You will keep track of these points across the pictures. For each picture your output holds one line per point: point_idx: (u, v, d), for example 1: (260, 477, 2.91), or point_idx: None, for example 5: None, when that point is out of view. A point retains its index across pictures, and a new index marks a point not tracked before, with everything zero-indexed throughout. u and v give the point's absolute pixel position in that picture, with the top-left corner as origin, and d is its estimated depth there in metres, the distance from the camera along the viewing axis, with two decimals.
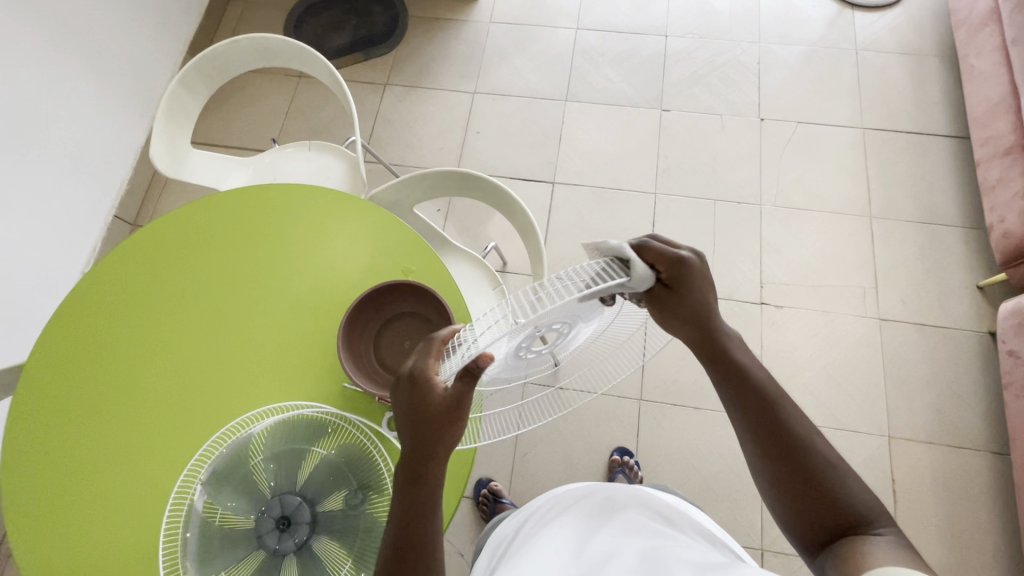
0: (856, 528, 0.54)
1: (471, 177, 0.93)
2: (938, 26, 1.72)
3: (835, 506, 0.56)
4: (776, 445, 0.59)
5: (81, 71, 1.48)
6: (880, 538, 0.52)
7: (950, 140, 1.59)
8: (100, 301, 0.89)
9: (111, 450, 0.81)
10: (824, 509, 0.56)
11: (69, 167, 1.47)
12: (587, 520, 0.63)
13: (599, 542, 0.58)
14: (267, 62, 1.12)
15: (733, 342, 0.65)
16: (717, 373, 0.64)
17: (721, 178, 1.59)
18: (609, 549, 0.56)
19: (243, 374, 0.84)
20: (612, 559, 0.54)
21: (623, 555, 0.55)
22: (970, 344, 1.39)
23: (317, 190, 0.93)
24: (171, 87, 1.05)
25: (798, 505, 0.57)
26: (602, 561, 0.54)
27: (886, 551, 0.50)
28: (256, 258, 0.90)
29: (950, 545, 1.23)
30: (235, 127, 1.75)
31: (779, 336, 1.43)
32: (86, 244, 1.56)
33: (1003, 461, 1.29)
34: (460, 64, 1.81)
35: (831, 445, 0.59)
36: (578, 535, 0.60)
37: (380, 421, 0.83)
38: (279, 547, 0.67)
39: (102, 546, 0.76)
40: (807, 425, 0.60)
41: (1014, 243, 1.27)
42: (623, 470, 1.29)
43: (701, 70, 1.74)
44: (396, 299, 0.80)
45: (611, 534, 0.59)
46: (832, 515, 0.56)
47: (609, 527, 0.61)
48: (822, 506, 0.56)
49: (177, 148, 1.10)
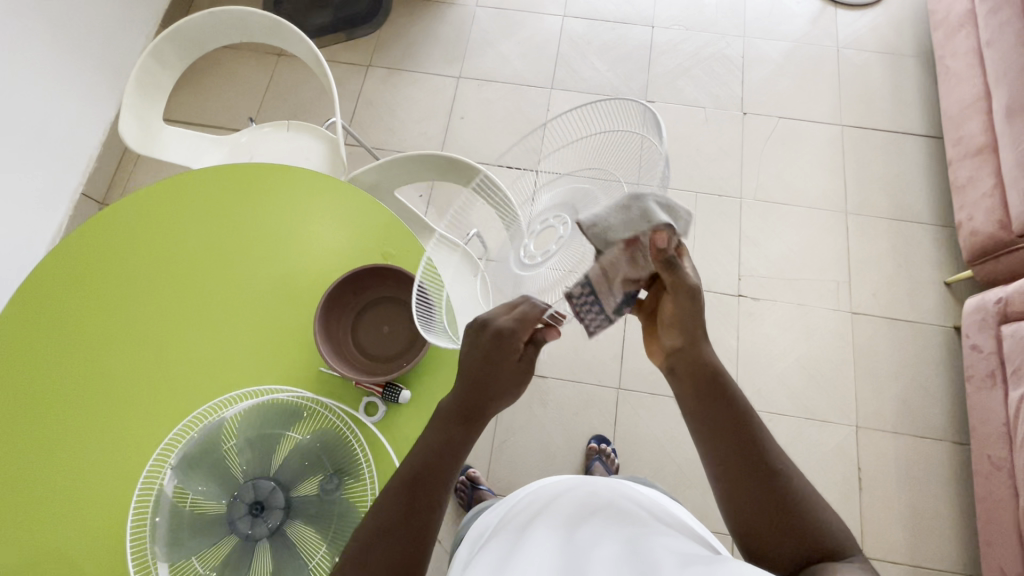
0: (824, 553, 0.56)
1: (455, 163, 0.96)
2: (917, 25, 1.75)
3: (808, 533, 0.58)
4: (749, 470, 0.61)
5: (48, 40, 1.41)
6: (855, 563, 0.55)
7: (924, 139, 1.63)
8: (65, 277, 0.86)
9: (73, 436, 0.78)
10: (801, 537, 0.58)
11: (35, 139, 1.41)
12: (574, 514, 0.63)
13: (588, 535, 0.58)
14: (245, 37, 1.08)
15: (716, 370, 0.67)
16: (696, 396, 0.67)
17: (702, 171, 1.61)
18: (597, 540, 0.57)
19: (215, 361, 0.82)
20: (599, 551, 0.54)
21: (609, 549, 0.54)
22: (936, 337, 1.43)
23: (294, 171, 0.91)
24: (142, 59, 1.01)
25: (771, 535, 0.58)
26: (590, 555, 0.54)
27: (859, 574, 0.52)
28: (229, 242, 0.87)
29: (910, 530, 1.28)
30: (211, 105, 1.69)
31: (755, 327, 1.45)
32: (52, 222, 1.51)
33: (963, 449, 1.34)
34: (445, 47, 1.78)
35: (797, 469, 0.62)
36: (563, 531, 0.60)
37: (357, 406, 0.80)
38: (252, 532, 0.66)
39: (65, 533, 0.74)
40: (774, 449, 0.63)
41: (980, 241, 1.31)
42: (600, 458, 1.31)
43: (686, 62, 1.74)
44: (376, 283, 0.80)
45: (599, 526, 0.60)
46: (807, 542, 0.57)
47: (595, 522, 0.61)
48: (797, 535, 0.58)
49: (149, 123, 1.06)
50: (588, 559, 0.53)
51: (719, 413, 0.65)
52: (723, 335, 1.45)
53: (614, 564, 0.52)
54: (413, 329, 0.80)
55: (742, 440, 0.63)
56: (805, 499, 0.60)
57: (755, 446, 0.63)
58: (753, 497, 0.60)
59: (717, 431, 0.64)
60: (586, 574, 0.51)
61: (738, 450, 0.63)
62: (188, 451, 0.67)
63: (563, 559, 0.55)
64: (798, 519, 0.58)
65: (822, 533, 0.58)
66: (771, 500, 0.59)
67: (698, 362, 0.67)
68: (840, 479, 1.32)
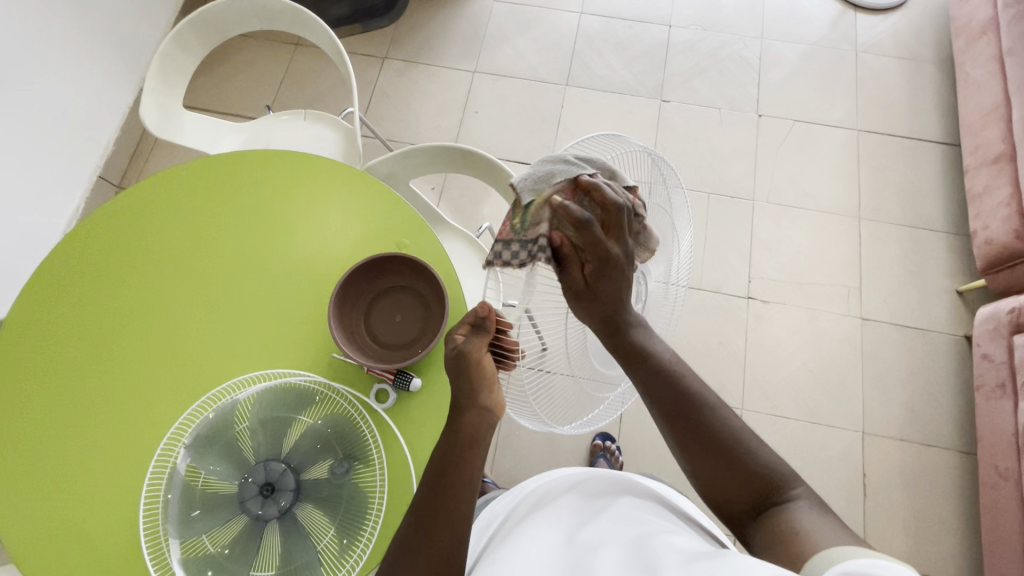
0: (774, 496, 0.61)
1: (470, 154, 0.96)
2: (938, 31, 1.74)
3: (756, 479, 0.62)
4: (693, 430, 0.66)
5: (69, 23, 1.43)
6: (802, 503, 0.59)
7: (941, 146, 1.62)
8: (82, 257, 0.87)
9: (91, 413, 0.80)
10: (752, 485, 0.62)
11: (54, 122, 1.42)
12: (578, 511, 0.64)
13: (588, 533, 0.58)
14: (266, 24, 1.09)
15: (636, 325, 0.70)
16: (624, 357, 0.69)
17: (716, 171, 1.61)
18: (599, 537, 0.57)
19: (230, 343, 0.83)
20: (601, 546, 0.54)
21: (612, 544, 0.55)
22: (947, 346, 1.43)
23: (311, 157, 0.91)
24: (164, 44, 1.02)
25: (725, 485, 0.63)
26: (591, 550, 0.54)
27: (811, 516, 0.56)
28: (245, 225, 0.88)
29: (914, 537, 1.28)
30: (228, 93, 1.71)
31: (764, 330, 1.45)
32: (70, 204, 1.52)
33: (970, 458, 1.33)
34: (461, 41, 1.78)
35: (738, 418, 0.67)
36: (565, 526, 0.61)
37: (368, 392, 0.82)
38: (262, 512, 0.67)
39: (79, 507, 0.75)
40: (718, 406, 0.67)
41: (995, 249, 1.30)
42: (605, 455, 1.32)
43: (703, 62, 1.73)
44: (391, 272, 0.81)
45: (600, 523, 0.60)
46: (756, 489, 0.62)
47: (596, 518, 0.61)
48: (749, 483, 0.63)
49: (170, 108, 1.07)
50: (590, 553, 0.53)
51: (663, 379, 0.68)
52: (731, 337, 1.45)
53: (615, 560, 0.51)
54: (425, 318, 0.80)
55: (672, 399, 0.67)
56: (743, 444, 0.64)
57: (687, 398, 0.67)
58: (700, 449, 0.65)
59: (659, 394, 0.68)
60: (589, 568, 0.51)
61: (669, 405, 0.67)
62: (200, 431, 0.68)
63: (565, 554, 0.55)
64: (747, 468, 0.63)
65: (769, 477, 0.62)
66: (722, 458, 0.64)
67: (604, 318, 0.67)
68: (845, 485, 1.31)
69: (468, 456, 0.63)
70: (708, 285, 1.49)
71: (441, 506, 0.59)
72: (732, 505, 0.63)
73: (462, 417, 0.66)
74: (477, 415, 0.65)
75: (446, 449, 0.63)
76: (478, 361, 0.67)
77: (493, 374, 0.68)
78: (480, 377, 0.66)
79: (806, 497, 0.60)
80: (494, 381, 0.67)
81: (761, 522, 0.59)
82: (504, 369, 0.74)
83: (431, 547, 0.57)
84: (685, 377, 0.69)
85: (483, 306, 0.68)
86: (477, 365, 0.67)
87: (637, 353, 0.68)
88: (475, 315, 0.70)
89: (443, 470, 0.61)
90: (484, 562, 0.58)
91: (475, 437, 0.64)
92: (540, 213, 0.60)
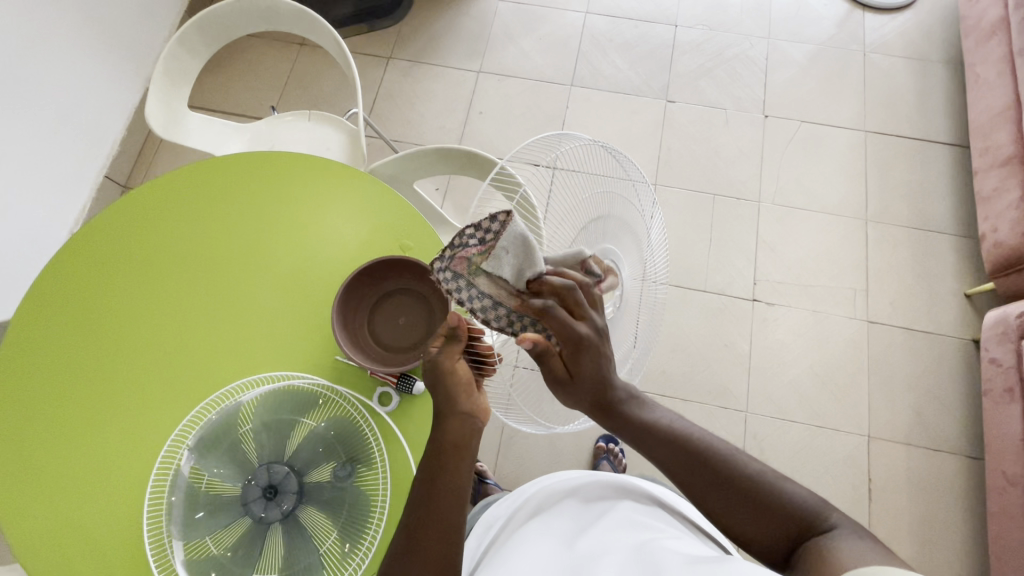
0: (812, 531, 0.58)
1: (474, 156, 0.96)
2: (947, 31, 1.72)
3: (789, 517, 0.60)
4: (713, 482, 0.62)
5: (75, 24, 1.44)
6: (844, 534, 0.56)
7: (949, 147, 1.60)
8: (87, 257, 0.87)
9: (96, 412, 0.80)
10: (786, 525, 0.59)
11: (61, 122, 1.43)
12: (581, 517, 0.63)
13: (591, 538, 0.58)
14: (271, 25, 1.09)
15: (630, 399, 0.66)
16: (621, 431, 0.66)
17: (722, 173, 1.60)
18: (602, 543, 0.56)
19: (233, 343, 0.83)
20: (603, 553, 0.54)
21: (614, 551, 0.54)
22: (954, 349, 1.41)
23: (315, 158, 0.91)
24: (170, 45, 1.02)
25: (757, 530, 0.60)
26: (593, 556, 0.54)
27: (853, 545, 0.54)
28: (249, 228, 0.88)
29: (920, 542, 1.27)
30: (233, 93, 1.71)
31: (769, 333, 1.44)
32: (77, 204, 1.53)
33: (977, 463, 1.32)
34: (466, 41, 1.78)
35: (755, 458, 0.64)
36: (567, 532, 0.61)
37: (371, 395, 0.82)
38: (264, 515, 0.67)
39: (85, 506, 0.76)
40: (731, 451, 0.64)
41: (1004, 253, 1.28)
42: (608, 457, 1.31)
43: (708, 63, 1.72)
44: (394, 275, 0.81)
45: (603, 529, 0.59)
46: (792, 527, 0.59)
47: (598, 523, 0.61)
48: (782, 524, 0.59)
49: (175, 109, 1.08)
50: (594, 560, 0.53)
51: (668, 443, 0.65)
52: (736, 339, 1.44)
53: (618, 567, 0.51)
54: (429, 321, 0.80)
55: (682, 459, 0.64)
56: (768, 483, 0.62)
57: (697, 454, 0.64)
58: (727, 505, 0.61)
59: (667, 460, 0.65)
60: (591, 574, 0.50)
61: (678, 467, 0.64)
62: (204, 433, 0.68)
63: (566, 560, 0.55)
64: (777, 510, 0.60)
65: (801, 511, 0.60)
66: (749, 502, 0.61)
67: (593, 402, 0.63)
68: (850, 489, 1.31)
69: (452, 467, 0.62)
70: (713, 287, 1.48)
71: (432, 515, 0.59)
72: (768, 547, 0.60)
73: (443, 426, 0.63)
74: (459, 423, 0.63)
75: (441, 455, 0.62)
76: (450, 371, 0.63)
77: (472, 380, 0.65)
78: (456, 385, 0.63)
79: (846, 527, 0.58)
80: (474, 387, 0.65)
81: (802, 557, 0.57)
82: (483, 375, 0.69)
83: (422, 557, 0.57)
84: (692, 436, 0.65)
85: (453, 316, 0.63)
86: (453, 374, 0.64)
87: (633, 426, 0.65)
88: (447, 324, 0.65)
89: (441, 475, 0.61)
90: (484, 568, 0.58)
91: (461, 445, 0.63)
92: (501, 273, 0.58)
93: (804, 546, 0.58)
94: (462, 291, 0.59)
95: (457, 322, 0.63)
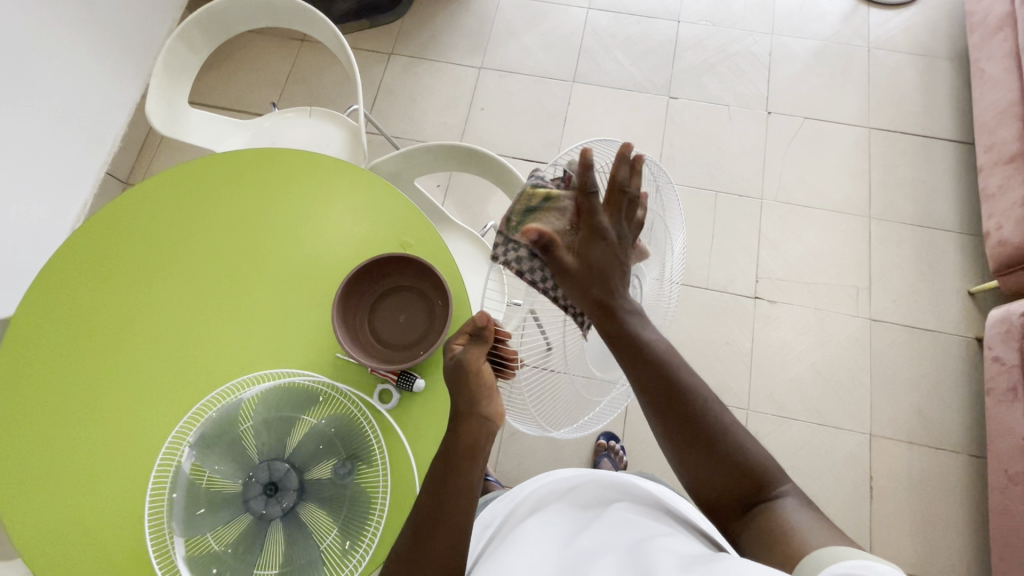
0: (763, 493, 0.62)
1: (475, 153, 0.96)
2: (953, 27, 1.70)
3: (744, 473, 0.63)
4: (681, 417, 0.65)
5: (75, 19, 1.43)
6: (789, 501, 0.61)
7: (954, 144, 1.59)
8: (89, 254, 0.87)
9: (97, 409, 0.80)
10: (740, 479, 0.63)
11: (62, 118, 1.43)
12: (576, 516, 0.63)
13: (585, 538, 0.58)
14: (271, 22, 1.08)
15: (631, 312, 0.67)
16: (620, 349, 0.66)
17: (724, 170, 1.59)
18: (597, 542, 0.56)
19: (234, 341, 0.83)
20: (597, 552, 0.54)
21: (608, 550, 0.54)
22: (957, 348, 1.41)
23: (315, 155, 0.91)
24: (170, 41, 1.02)
25: (711, 476, 0.64)
26: (587, 556, 0.54)
27: (796, 514, 0.58)
28: (249, 224, 0.88)
29: (921, 540, 1.27)
30: (234, 90, 1.71)
31: (771, 330, 1.44)
32: (78, 200, 1.54)
33: (978, 462, 1.32)
34: (468, 37, 1.77)
35: (725, 410, 0.66)
36: (561, 530, 0.61)
37: (372, 393, 0.82)
38: (266, 511, 0.67)
39: (86, 503, 0.76)
40: (705, 394, 0.67)
41: (1008, 251, 1.27)
42: (609, 454, 1.32)
43: (711, 59, 1.71)
44: (395, 272, 0.80)
45: (598, 528, 0.59)
46: (744, 483, 0.63)
47: (594, 522, 0.61)
48: (736, 477, 0.63)
49: (176, 106, 1.07)
50: (588, 560, 0.53)
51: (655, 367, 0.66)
52: (738, 337, 1.43)
53: (610, 566, 0.51)
54: (429, 319, 0.80)
55: (664, 389, 0.65)
56: (732, 437, 0.65)
57: (678, 391, 0.66)
58: (688, 447, 0.65)
59: (653, 386, 0.66)
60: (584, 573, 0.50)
61: (660, 396, 0.66)
62: (206, 429, 0.68)
63: (560, 560, 0.55)
64: (734, 463, 0.64)
65: (758, 472, 0.63)
66: (709, 453, 0.64)
67: (598, 303, 0.65)
68: (851, 487, 1.30)
69: (465, 467, 0.62)
70: (715, 285, 1.48)
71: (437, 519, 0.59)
72: (721, 500, 0.64)
73: (461, 427, 0.64)
74: (476, 425, 0.64)
75: (448, 457, 0.63)
76: (476, 371, 0.65)
77: (494, 383, 0.66)
78: (479, 386, 0.65)
79: (791, 493, 0.62)
80: (495, 390, 0.66)
81: (752, 520, 0.61)
82: (503, 378, 0.73)
83: (428, 560, 0.57)
84: (676, 371, 0.66)
85: (482, 316, 0.66)
86: (476, 374, 0.65)
87: (630, 342, 0.65)
88: (474, 324, 0.68)
89: (443, 475, 0.62)
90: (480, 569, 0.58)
91: (474, 446, 0.63)
92: (543, 212, 0.64)
93: (752, 506, 0.62)
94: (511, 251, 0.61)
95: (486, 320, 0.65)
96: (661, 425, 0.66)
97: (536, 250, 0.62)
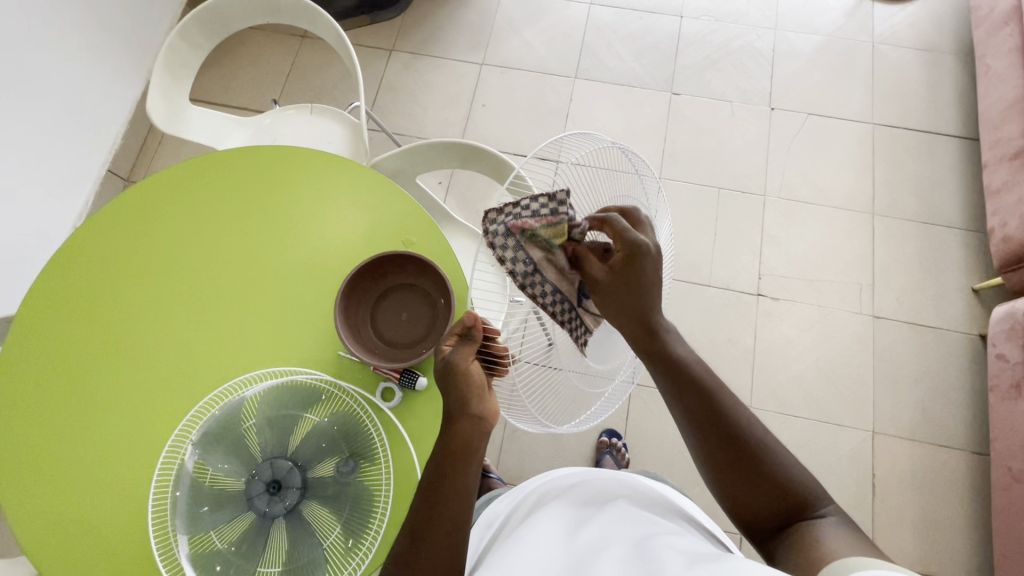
0: (803, 513, 0.60)
1: (477, 150, 0.95)
2: (958, 22, 1.69)
3: (785, 494, 0.61)
4: (719, 437, 0.63)
5: (74, 16, 1.42)
6: (830, 521, 0.58)
7: (958, 140, 1.58)
8: (91, 252, 0.87)
9: (100, 406, 0.80)
10: (779, 499, 0.61)
11: (63, 116, 1.43)
12: (580, 512, 0.63)
13: (589, 533, 0.58)
14: (272, 18, 1.08)
15: (669, 333, 0.67)
16: (658, 367, 0.67)
17: (727, 166, 1.58)
18: (602, 536, 0.56)
19: (235, 339, 0.83)
20: (602, 547, 0.54)
21: (613, 545, 0.54)
22: (960, 345, 1.40)
23: (317, 152, 0.91)
24: (171, 39, 1.02)
25: (749, 495, 0.61)
26: (591, 549, 0.54)
27: (837, 534, 0.55)
28: (250, 222, 0.88)
29: (923, 537, 1.27)
30: (235, 87, 1.70)
31: (774, 328, 1.44)
32: (80, 198, 1.53)
33: (982, 459, 1.31)
34: (469, 33, 1.76)
35: (766, 430, 0.64)
36: (565, 526, 0.61)
37: (374, 391, 0.82)
38: (269, 509, 0.67)
39: (89, 501, 0.76)
40: (744, 413, 0.65)
41: (1013, 248, 1.27)
42: (611, 452, 1.33)
43: (714, 54, 1.70)
44: (397, 270, 0.80)
45: (602, 524, 0.59)
46: (784, 502, 0.60)
47: (598, 518, 0.61)
48: (776, 497, 0.61)
49: (177, 103, 1.07)
50: (593, 555, 0.53)
51: (692, 386, 0.65)
52: (741, 334, 1.43)
53: (616, 561, 0.51)
54: (431, 317, 0.80)
55: (704, 410, 0.64)
56: (772, 457, 0.63)
57: (718, 412, 0.64)
58: (729, 472, 0.62)
59: (691, 405, 0.65)
60: (589, 569, 0.51)
61: (698, 416, 0.65)
62: (209, 427, 0.68)
63: (564, 554, 0.55)
64: (773, 482, 0.61)
65: (798, 492, 0.61)
66: (749, 473, 0.62)
67: (630, 325, 0.66)
68: (854, 484, 1.30)
69: (459, 471, 0.61)
70: (717, 282, 1.47)
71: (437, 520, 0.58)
72: (760, 518, 0.61)
73: (452, 428, 0.64)
74: (468, 425, 0.63)
75: (442, 459, 0.62)
76: (465, 372, 0.64)
77: (484, 381, 0.66)
78: (469, 386, 0.64)
79: (833, 515, 0.59)
80: (486, 388, 0.65)
81: (788, 538, 0.58)
82: (495, 377, 0.70)
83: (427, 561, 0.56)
84: (718, 391, 0.66)
85: (468, 315, 0.65)
86: (465, 375, 0.64)
87: (669, 361, 0.66)
88: (462, 324, 0.67)
89: (442, 475, 0.61)
90: (485, 562, 0.59)
91: (468, 449, 0.63)
92: (556, 245, 0.61)
93: (792, 526, 0.59)
94: (508, 249, 0.58)
95: (473, 321, 0.65)
96: (700, 447, 0.64)
97: (541, 267, 0.60)
